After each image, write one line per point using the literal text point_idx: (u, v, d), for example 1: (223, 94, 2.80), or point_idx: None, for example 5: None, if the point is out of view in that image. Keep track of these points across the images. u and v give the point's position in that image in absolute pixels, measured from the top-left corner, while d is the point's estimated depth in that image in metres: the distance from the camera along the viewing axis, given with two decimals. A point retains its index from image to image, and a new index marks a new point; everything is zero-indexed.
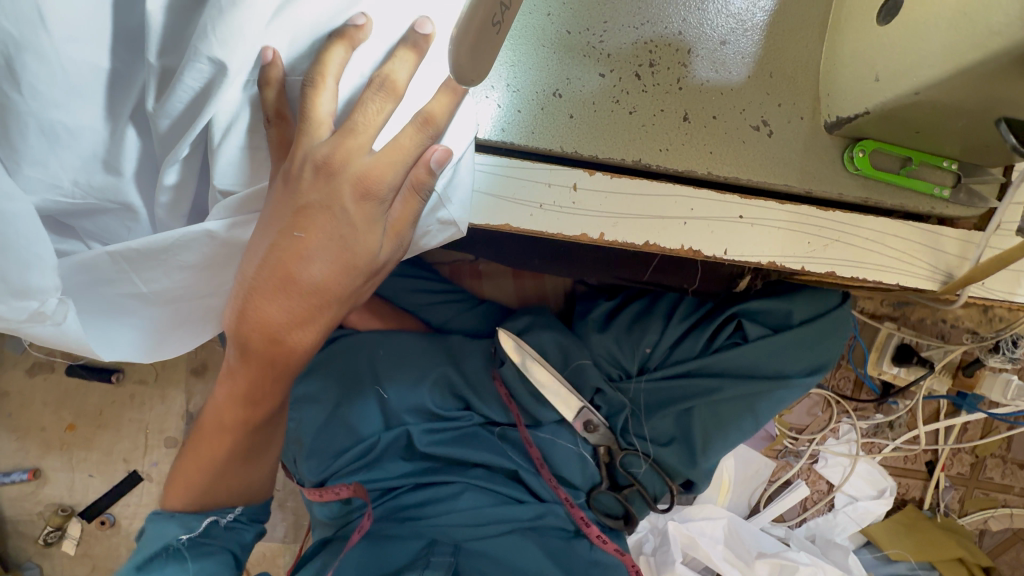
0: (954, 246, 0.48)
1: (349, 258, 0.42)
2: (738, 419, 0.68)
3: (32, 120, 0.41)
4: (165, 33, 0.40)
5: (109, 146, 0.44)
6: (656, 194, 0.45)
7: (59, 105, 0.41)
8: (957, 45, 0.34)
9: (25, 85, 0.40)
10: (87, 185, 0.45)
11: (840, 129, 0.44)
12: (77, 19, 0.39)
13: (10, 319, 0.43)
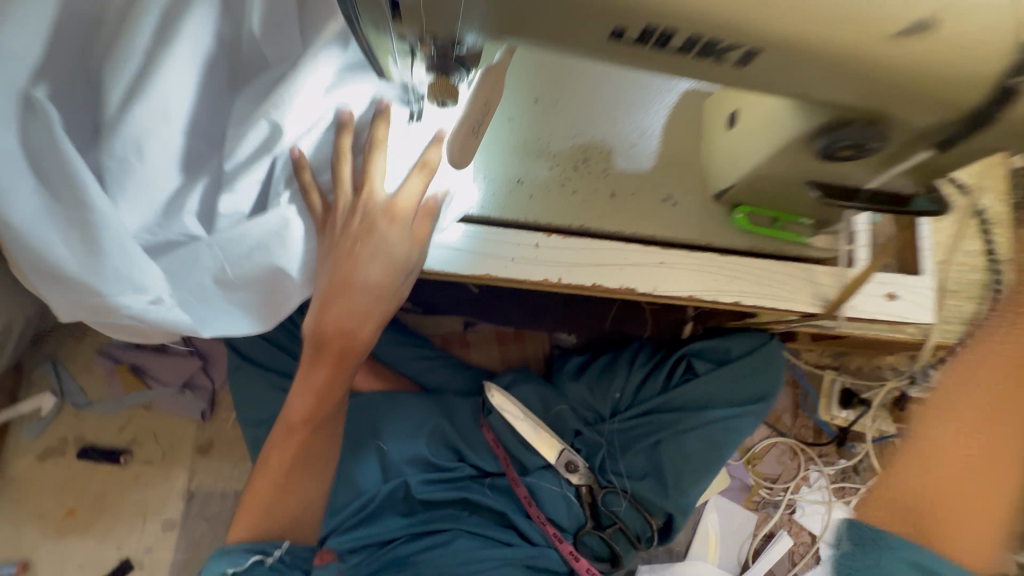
0: (825, 279, 0.63)
1: (397, 262, 0.55)
2: (702, 450, 0.78)
3: (140, 180, 0.54)
4: (244, 117, 0.56)
5: (182, 195, 0.56)
6: (598, 247, 0.60)
7: (157, 169, 0.54)
8: (770, 140, 0.51)
9: (146, 155, 0.53)
10: (164, 226, 0.56)
11: (723, 198, 0.61)
12: (186, 111, 0.55)
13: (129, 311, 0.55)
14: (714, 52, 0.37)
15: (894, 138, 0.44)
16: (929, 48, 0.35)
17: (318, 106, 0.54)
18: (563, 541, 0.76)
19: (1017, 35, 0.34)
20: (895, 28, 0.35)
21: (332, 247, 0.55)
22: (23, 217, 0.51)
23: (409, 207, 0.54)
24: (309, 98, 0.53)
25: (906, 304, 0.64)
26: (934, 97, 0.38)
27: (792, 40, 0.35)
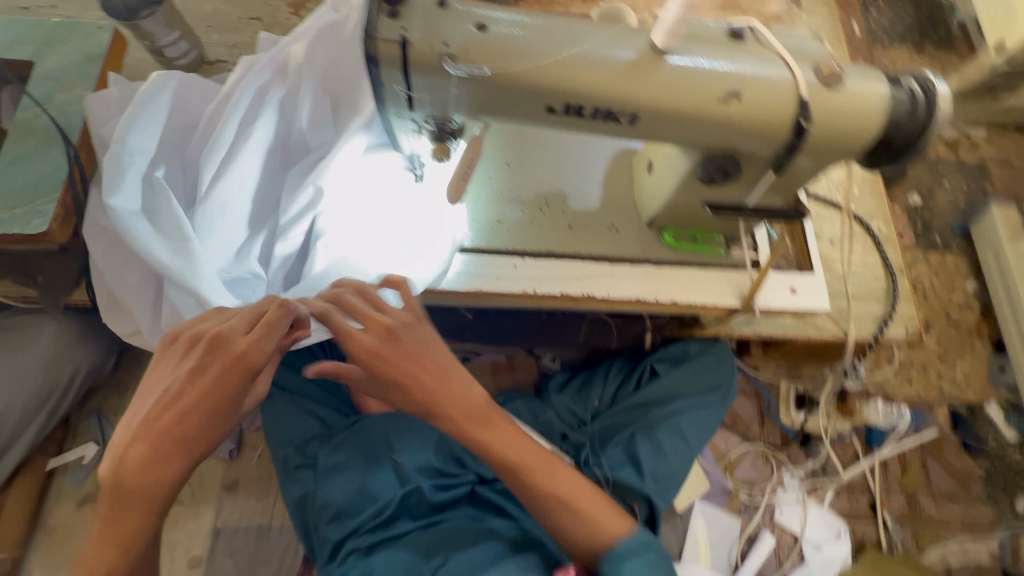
0: (740, 281, 0.81)
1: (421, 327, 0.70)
2: (671, 439, 0.92)
3: (218, 233, 0.74)
4: (291, 184, 0.78)
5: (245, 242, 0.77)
6: (562, 266, 0.80)
7: (232, 224, 0.75)
8: (673, 176, 0.71)
9: (224, 214, 0.74)
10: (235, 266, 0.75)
11: (653, 223, 0.81)
12: (251, 183, 0.76)
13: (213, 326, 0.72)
14: (613, 117, 0.57)
15: (750, 167, 0.65)
16: (744, 105, 0.56)
17: (349, 170, 0.75)
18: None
19: (795, 89, 0.56)
20: (719, 96, 0.56)
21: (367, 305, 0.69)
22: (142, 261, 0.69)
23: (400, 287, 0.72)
24: (342, 166, 0.74)
25: (806, 295, 0.82)
26: (759, 132, 0.58)
27: (659, 106, 0.56)
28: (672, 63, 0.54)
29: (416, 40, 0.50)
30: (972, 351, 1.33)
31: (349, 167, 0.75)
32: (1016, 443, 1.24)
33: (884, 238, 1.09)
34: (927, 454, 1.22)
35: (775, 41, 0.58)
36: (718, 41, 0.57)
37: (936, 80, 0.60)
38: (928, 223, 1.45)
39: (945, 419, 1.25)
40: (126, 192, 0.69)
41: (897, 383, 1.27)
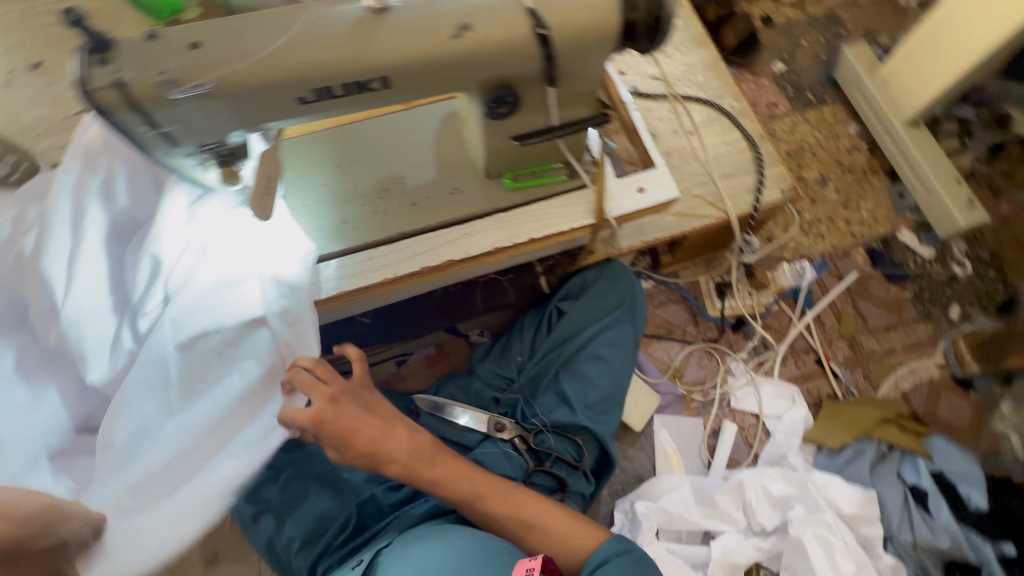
0: (589, 198, 0.84)
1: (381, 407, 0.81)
2: (592, 364, 0.97)
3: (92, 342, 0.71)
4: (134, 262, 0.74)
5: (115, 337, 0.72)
6: (415, 243, 0.82)
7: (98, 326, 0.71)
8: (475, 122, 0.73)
9: (83, 320, 0.70)
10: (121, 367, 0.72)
11: (489, 172, 0.82)
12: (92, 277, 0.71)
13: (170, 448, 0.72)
14: (364, 88, 0.58)
15: (529, 89, 0.67)
16: (478, 34, 0.58)
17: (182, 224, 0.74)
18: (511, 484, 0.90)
19: (518, 4, 0.59)
20: (451, 33, 0.57)
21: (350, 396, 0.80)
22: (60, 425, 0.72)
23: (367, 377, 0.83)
24: (176, 221, 0.74)
25: (653, 190, 0.84)
26: (509, 54, 0.60)
27: (399, 63, 0.57)
28: (393, 16, 0.56)
29: (132, 79, 0.51)
30: (871, 188, 1.36)
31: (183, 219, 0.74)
32: (932, 259, 1.29)
33: (738, 113, 1.11)
34: (855, 297, 1.25)
35: None
36: None
37: None
38: (798, 84, 1.48)
39: (863, 259, 1.29)
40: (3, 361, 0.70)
41: (810, 242, 1.30)
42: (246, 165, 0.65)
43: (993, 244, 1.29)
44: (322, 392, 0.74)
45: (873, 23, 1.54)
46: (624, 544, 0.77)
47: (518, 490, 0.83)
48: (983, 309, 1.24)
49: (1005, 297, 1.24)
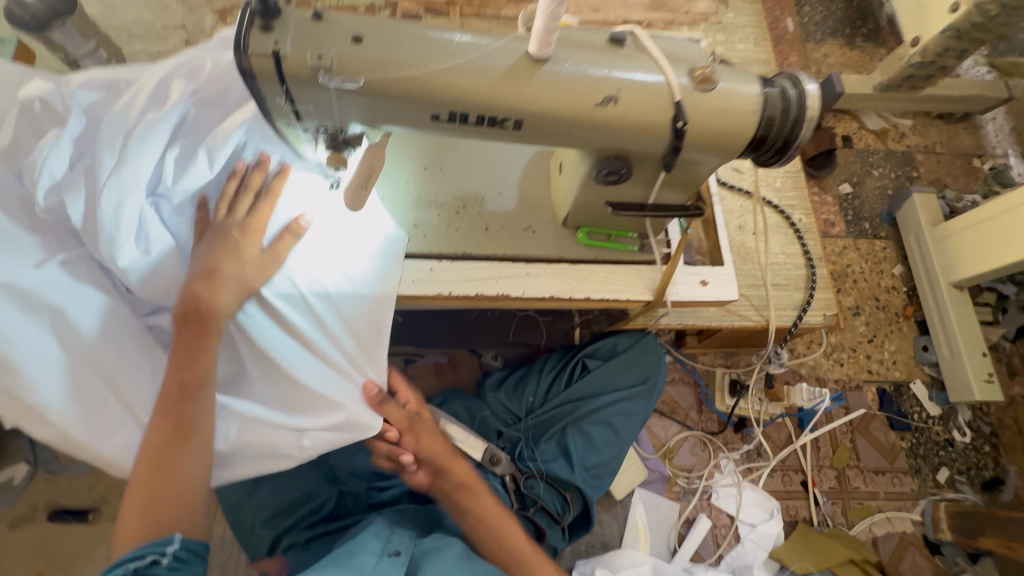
0: (653, 275, 0.85)
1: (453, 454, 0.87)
2: (600, 430, 0.97)
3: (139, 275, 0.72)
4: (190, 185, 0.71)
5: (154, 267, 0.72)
6: (478, 268, 0.81)
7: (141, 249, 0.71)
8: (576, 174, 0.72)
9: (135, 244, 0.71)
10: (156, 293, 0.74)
11: (568, 222, 0.82)
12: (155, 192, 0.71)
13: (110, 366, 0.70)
14: (496, 123, 0.59)
15: (641, 167, 0.67)
16: (621, 109, 0.58)
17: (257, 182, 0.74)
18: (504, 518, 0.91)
19: (669, 91, 0.59)
20: (597, 101, 0.58)
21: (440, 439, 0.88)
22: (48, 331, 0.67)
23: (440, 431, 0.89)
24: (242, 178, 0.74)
25: (716, 286, 0.85)
26: (641, 133, 0.61)
27: (539, 112, 0.58)
28: (548, 68, 0.56)
29: (288, 53, 0.52)
30: (898, 332, 1.39)
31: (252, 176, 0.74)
32: (937, 417, 1.31)
33: (804, 227, 1.13)
34: (856, 432, 1.27)
35: (651, 45, 0.61)
36: (598, 46, 0.59)
37: (807, 79, 0.63)
38: (858, 211, 1.51)
39: (872, 397, 1.31)
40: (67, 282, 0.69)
41: (828, 365, 1.32)
42: (352, 154, 0.65)
43: (996, 421, 1.32)
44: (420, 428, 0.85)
45: (945, 176, 1.58)
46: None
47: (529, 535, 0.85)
48: (968, 481, 1.27)
49: (992, 475, 1.28)
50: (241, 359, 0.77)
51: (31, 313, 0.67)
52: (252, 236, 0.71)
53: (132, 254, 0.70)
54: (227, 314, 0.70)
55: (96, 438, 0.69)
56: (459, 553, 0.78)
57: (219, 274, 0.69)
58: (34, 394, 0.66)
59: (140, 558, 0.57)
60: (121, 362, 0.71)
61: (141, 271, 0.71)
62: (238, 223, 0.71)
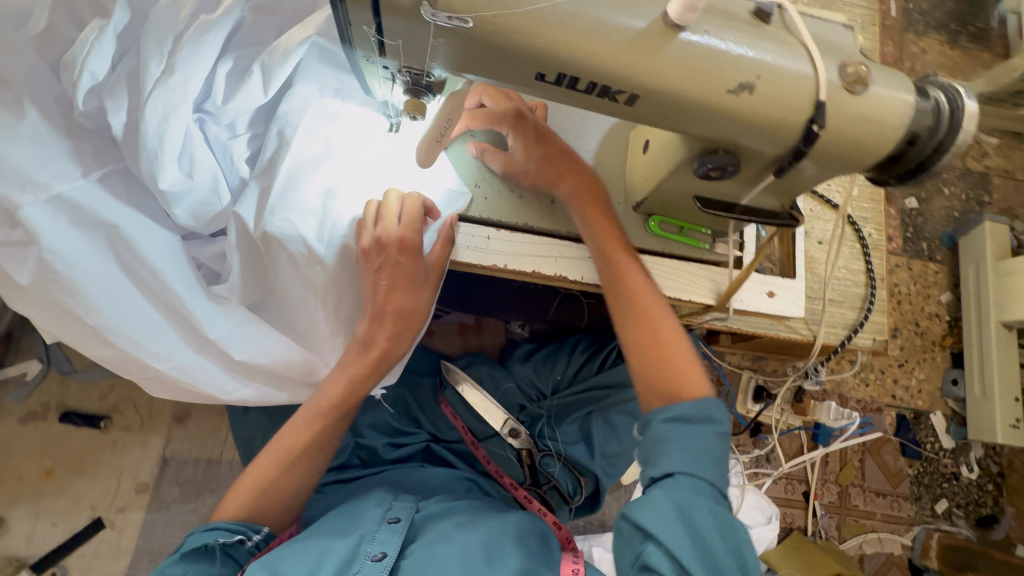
0: (719, 278, 0.79)
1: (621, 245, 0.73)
2: (626, 421, 0.91)
3: (187, 199, 0.67)
4: (242, 99, 0.67)
5: (206, 197, 0.68)
6: (538, 243, 0.75)
7: (187, 170, 0.66)
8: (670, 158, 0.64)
9: (183, 163, 0.66)
10: (203, 218, 0.69)
11: (640, 208, 0.76)
12: (206, 106, 0.67)
13: (160, 290, 0.68)
14: (608, 95, 0.51)
15: (748, 165, 0.60)
16: (755, 100, 0.50)
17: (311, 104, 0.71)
18: (517, 488, 0.93)
19: (815, 86, 0.50)
20: (730, 86, 0.50)
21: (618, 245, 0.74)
22: (101, 255, 0.65)
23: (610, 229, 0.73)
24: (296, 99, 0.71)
25: (783, 300, 0.80)
26: (766, 130, 0.53)
27: (662, 90, 0.50)
28: (683, 39, 0.48)
29: None
30: (930, 361, 1.35)
31: (301, 95, 0.71)
32: (948, 450, 1.31)
33: (872, 242, 1.05)
34: (867, 453, 1.27)
35: (802, 26, 0.52)
36: (742, 19, 0.51)
37: (967, 94, 0.54)
38: (918, 229, 1.42)
39: (890, 422, 1.30)
40: (109, 202, 0.64)
41: (852, 384, 1.30)
42: (432, 100, 0.57)
43: (1005, 462, 1.32)
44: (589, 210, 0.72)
45: (1018, 204, 1.48)
46: (712, 414, 0.63)
47: (670, 315, 0.72)
48: (964, 515, 1.28)
49: (988, 512, 1.29)
50: (271, 290, 0.75)
51: (84, 232, 0.63)
52: (415, 268, 0.72)
53: (176, 175, 0.65)
54: (389, 349, 0.73)
55: (151, 358, 0.69)
56: (461, 519, 0.77)
57: (383, 309, 0.73)
58: (91, 315, 0.65)
59: (231, 535, 0.67)
60: (164, 284, 0.67)
61: (184, 196, 0.67)
62: (394, 256, 0.71)
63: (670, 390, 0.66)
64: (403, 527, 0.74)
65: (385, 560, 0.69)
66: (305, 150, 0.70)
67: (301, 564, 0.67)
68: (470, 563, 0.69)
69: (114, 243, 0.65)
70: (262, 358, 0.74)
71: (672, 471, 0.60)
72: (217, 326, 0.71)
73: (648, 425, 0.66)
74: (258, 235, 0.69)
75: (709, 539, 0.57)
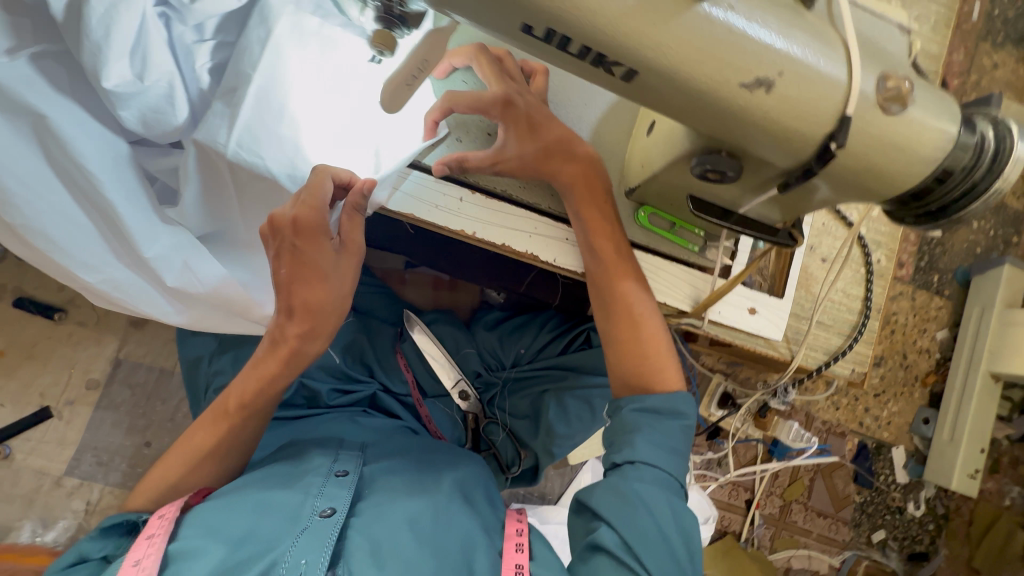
0: (702, 285, 0.74)
1: (615, 244, 0.67)
2: (578, 408, 0.87)
3: (136, 104, 0.60)
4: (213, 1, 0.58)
5: (158, 104, 0.61)
6: (514, 213, 0.69)
7: (138, 71, 0.58)
8: (671, 146, 0.57)
9: (134, 63, 0.58)
10: (150, 127, 0.62)
11: (633, 195, 0.69)
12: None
13: (95, 200, 0.63)
14: (604, 64, 0.43)
15: (753, 170, 0.53)
16: (773, 101, 0.43)
17: (291, 18, 0.60)
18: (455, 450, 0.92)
19: (843, 100, 0.43)
20: (746, 80, 0.42)
21: (621, 243, 0.68)
22: (34, 151, 0.60)
23: (609, 228, 0.67)
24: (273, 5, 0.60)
25: (765, 320, 0.76)
26: (775, 140, 0.46)
27: (668, 72, 0.42)
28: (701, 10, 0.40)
29: None
30: (907, 396, 1.31)
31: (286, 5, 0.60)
32: (901, 485, 1.30)
33: (878, 270, 0.97)
34: (818, 474, 1.27)
35: (849, 19, 0.44)
36: (780, 2, 0.43)
37: (1020, 133, 0.47)
38: (933, 260, 1.34)
39: (850, 448, 1.28)
40: (43, 91, 0.58)
41: (822, 405, 1.28)
42: (407, 35, 0.50)
43: (953, 505, 1.32)
44: (589, 207, 0.66)
45: None
46: (680, 408, 0.62)
47: (654, 310, 0.68)
48: (898, 547, 1.30)
49: (922, 549, 1.31)
50: (230, 221, 0.70)
51: (8, 118, 0.58)
52: (317, 256, 0.65)
53: (124, 74, 0.58)
54: (299, 345, 0.69)
55: (78, 268, 0.67)
56: (408, 477, 0.74)
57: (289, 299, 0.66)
58: (11, 213, 0.62)
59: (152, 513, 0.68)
60: (99, 191, 0.62)
61: (131, 98, 0.59)
62: (290, 239, 0.63)
63: (643, 385, 0.64)
64: (351, 480, 0.71)
65: (334, 517, 0.65)
66: (278, 73, 0.61)
67: (242, 521, 0.63)
68: (420, 523, 0.67)
69: (46, 137, 0.59)
70: (200, 288, 0.70)
71: (633, 460, 0.58)
72: (155, 246, 0.66)
73: (618, 412, 0.64)
74: (223, 163, 0.63)
75: (665, 532, 0.55)
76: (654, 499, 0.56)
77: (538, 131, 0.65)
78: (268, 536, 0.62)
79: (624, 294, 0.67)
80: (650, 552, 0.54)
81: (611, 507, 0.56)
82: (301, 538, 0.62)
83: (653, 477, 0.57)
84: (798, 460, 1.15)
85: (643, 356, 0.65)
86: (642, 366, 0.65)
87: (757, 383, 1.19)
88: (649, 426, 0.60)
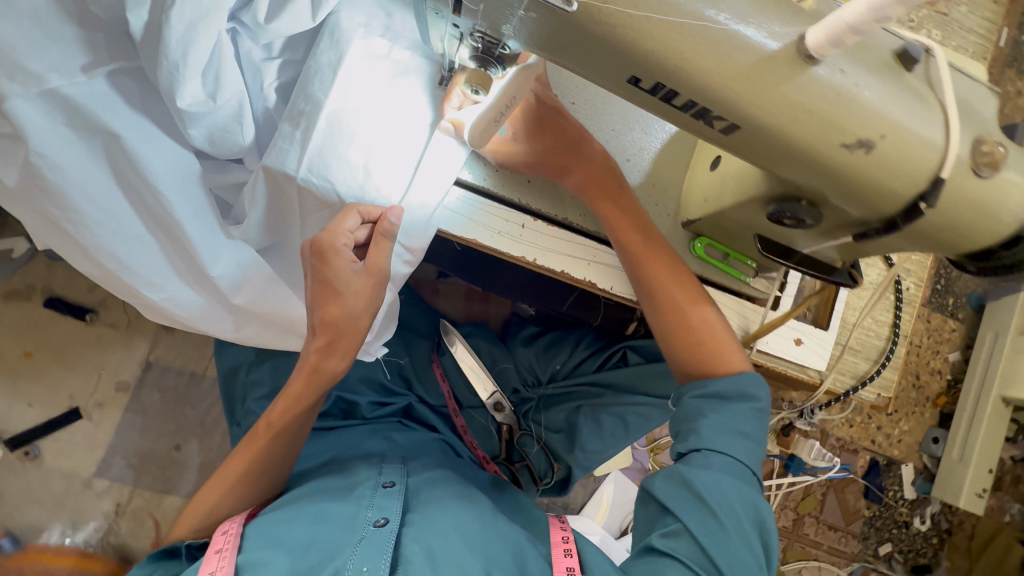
0: (750, 315, 0.75)
1: (653, 235, 0.67)
2: (612, 425, 0.88)
3: (205, 122, 0.59)
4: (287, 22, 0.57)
5: (225, 122, 0.60)
6: (572, 239, 0.70)
7: (210, 90, 0.57)
8: (743, 186, 0.57)
9: (207, 82, 0.57)
10: (217, 145, 0.62)
11: (690, 226, 0.71)
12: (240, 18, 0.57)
13: (162, 218, 0.63)
14: (706, 118, 0.44)
15: (828, 218, 0.54)
16: (870, 162, 0.44)
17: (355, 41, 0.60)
18: (489, 462, 0.92)
19: (938, 161, 0.44)
20: (847, 140, 0.43)
21: (658, 235, 0.67)
22: (104, 169, 0.60)
23: (640, 224, 0.67)
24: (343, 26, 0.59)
25: (808, 350, 0.77)
26: (865, 195, 0.46)
27: (770, 128, 0.43)
28: (811, 71, 0.40)
29: None
30: (918, 415, 1.35)
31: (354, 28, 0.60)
32: (908, 500, 1.34)
33: (907, 297, 0.98)
34: (830, 489, 1.31)
35: (947, 82, 0.44)
36: (881, 60, 0.43)
37: None
38: (949, 283, 1.37)
39: (862, 464, 1.32)
40: (120, 111, 0.57)
41: (837, 422, 1.31)
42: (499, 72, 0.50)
43: (956, 521, 1.37)
44: (614, 201, 0.66)
45: None
46: (751, 390, 0.61)
47: (702, 296, 0.67)
48: (902, 560, 1.34)
49: (925, 562, 1.35)
50: (287, 237, 0.70)
51: (80, 136, 0.57)
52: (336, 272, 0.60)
53: (197, 94, 0.57)
54: (319, 361, 0.64)
55: (143, 287, 0.66)
56: (454, 489, 0.74)
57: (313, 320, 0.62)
58: (83, 233, 0.61)
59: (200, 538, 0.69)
60: (167, 210, 0.62)
61: (201, 117, 0.59)
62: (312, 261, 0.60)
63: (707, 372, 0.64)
64: (399, 491, 0.72)
65: (387, 526, 0.65)
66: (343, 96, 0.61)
67: (297, 534, 0.64)
68: (469, 532, 0.66)
69: (117, 155, 0.59)
70: (263, 302, 0.69)
71: (700, 447, 0.59)
72: (217, 264, 0.65)
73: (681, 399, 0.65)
74: (293, 188, 0.63)
75: (732, 524, 0.56)
76: (723, 490, 0.56)
77: (546, 127, 0.64)
78: (327, 543, 0.63)
79: (669, 283, 0.66)
80: (720, 545, 0.55)
81: (677, 496, 0.58)
82: (357, 546, 0.62)
83: (722, 463, 0.58)
84: (815, 476, 1.18)
85: (700, 345, 0.65)
86: (704, 356, 0.65)
87: (778, 400, 1.22)
88: (712, 411, 0.61)
